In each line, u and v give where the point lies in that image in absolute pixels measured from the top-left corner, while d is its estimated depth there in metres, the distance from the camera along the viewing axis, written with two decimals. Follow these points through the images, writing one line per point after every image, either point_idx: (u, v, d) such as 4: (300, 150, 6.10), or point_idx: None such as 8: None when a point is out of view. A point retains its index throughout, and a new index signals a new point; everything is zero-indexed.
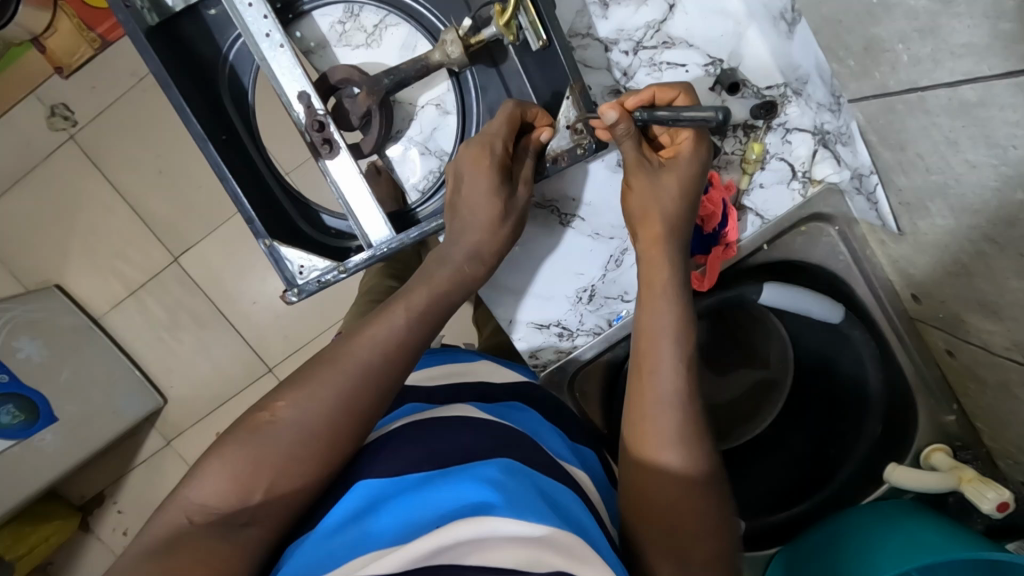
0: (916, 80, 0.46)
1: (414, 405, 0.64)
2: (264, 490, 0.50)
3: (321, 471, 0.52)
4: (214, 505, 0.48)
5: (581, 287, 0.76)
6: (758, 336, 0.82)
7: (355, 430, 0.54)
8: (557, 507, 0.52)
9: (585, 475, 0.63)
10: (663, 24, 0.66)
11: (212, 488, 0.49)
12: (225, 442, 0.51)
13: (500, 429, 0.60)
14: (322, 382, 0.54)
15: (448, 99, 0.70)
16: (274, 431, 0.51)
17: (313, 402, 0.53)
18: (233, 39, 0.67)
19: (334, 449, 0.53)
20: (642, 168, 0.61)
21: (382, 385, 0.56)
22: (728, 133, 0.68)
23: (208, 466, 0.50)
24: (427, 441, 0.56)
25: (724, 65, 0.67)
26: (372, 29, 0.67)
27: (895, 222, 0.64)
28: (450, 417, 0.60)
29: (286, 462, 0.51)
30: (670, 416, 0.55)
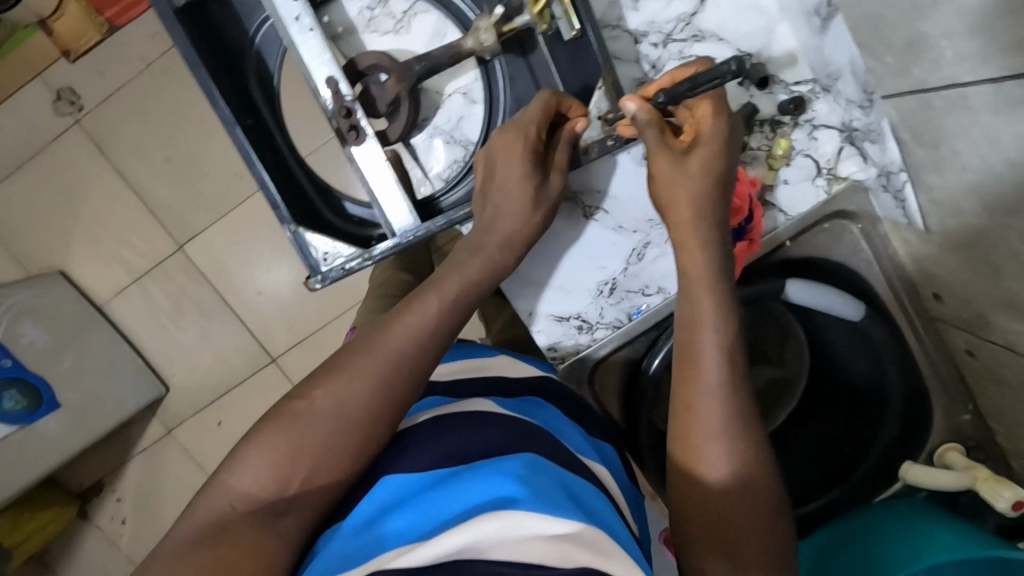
0: (959, 76, 0.46)
1: (435, 398, 0.64)
2: (303, 479, 0.50)
3: (352, 459, 0.52)
4: (254, 493, 0.49)
5: (603, 281, 0.76)
6: (777, 338, 0.81)
7: (386, 419, 0.54)
8: (582, 502, 0.51)
9: (605, 470, 0.63)
10: (694, 17, 0.66)
11: (252, 476, 0.50)
12: (262, 430, 0.52)
13: (522, 425, 0.59)
14: (358, 374, 0.54)
15: (475, 88, 0.69)
16: (313, 416, 0.52)
17: (347, 389, 0.53)
18: (260, 22, 0.67)
19: (365, 437, 0.53)
20: (664, 151, 0.60)
21: (413, 374, 0.56)
22: (755, 128, 0.68)
23: (247, 453, 0.51)
24: (451, 437, 0.55)
25: (754, 60, 0.66)
26: (400, 16, 0.67)
27: (922, 219, 0.64)
28: (472, 411, 0.60)
29: (323, 453, 0.51)
30: (716, 403, 0.54)
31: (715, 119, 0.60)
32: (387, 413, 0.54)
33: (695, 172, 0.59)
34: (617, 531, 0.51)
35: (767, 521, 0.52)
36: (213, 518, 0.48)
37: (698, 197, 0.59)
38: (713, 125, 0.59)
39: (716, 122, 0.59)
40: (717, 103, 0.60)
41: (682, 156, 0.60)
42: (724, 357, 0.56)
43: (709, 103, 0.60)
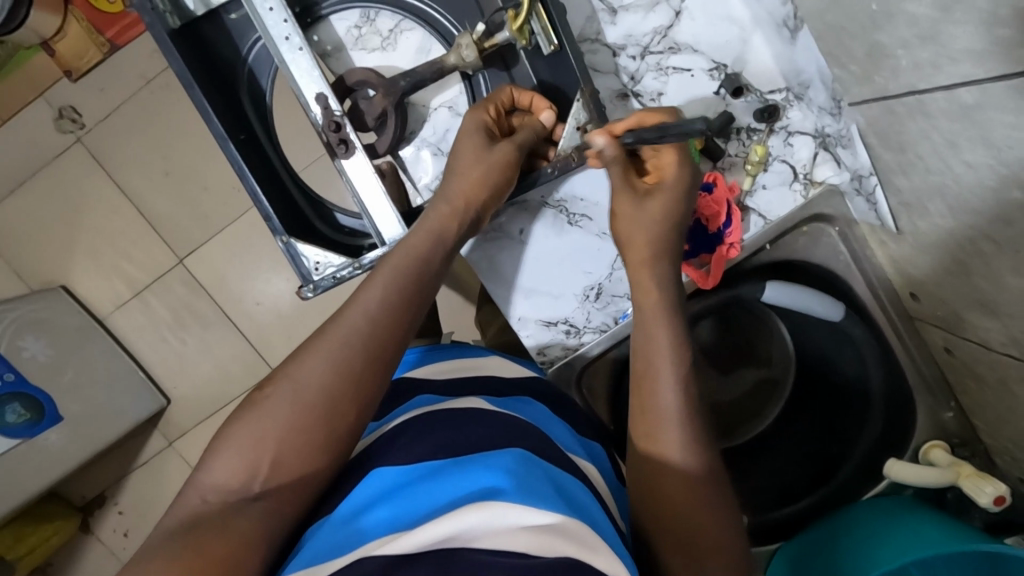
0: (916, 84, 0.48)
1: (427, 397, 0.66)
2: (269, 465, 0.52)
3: (317, 441, 0.53)
4: (226, 485, 0.51)
5: (588, 286, 0.78)
6: (761, 336, 0.83)
7: (351, 401, 0.55)
8: (568, 494, 0.53)
9: (593, 468, 0.65)
10: (670, 30, 0.68)
11: (222, 470, 0.52)
12: (232, 427, 0.54)
13: (510, 421, 0.61)
14: (313, 355, 0.56)
15: (460, 101, 0.72)
16: (271, 404, 0.54)
17: (300, 373, 0.55)
18: (252, 41, 0.69)
19: (326, 418, 0.54)
20: (626, 192, 0.65)
21: (369, 351, 0.57)
22: (732, 136, 0.71)
23: (220, 452, 0.53)
24: (442, 431, 0.57)
25: (728, 70, 0.69)
26: (387, 33, 0.69)
27: (894, 221, 0.66)
28: (466, 410, 0.62)
29: (285, 438, 0.53)
30: (671, 398, 0.57)
31: (678, 168, 0.65)
32: (348, 403, 0.55)
33: (655, 213, 0.64)
34: (603, 525, 0.53)
35: (719, 523, 0.54)
36: (189, 512, 0.50)
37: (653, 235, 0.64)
38: (675, 174, 0.65)
39: (678, 171, 0.65)
40: (681, 153, 0.64)
41: (642, 199, 0.65)
42: (676, 366, 0.58)
43: (674, 152, 0.65)
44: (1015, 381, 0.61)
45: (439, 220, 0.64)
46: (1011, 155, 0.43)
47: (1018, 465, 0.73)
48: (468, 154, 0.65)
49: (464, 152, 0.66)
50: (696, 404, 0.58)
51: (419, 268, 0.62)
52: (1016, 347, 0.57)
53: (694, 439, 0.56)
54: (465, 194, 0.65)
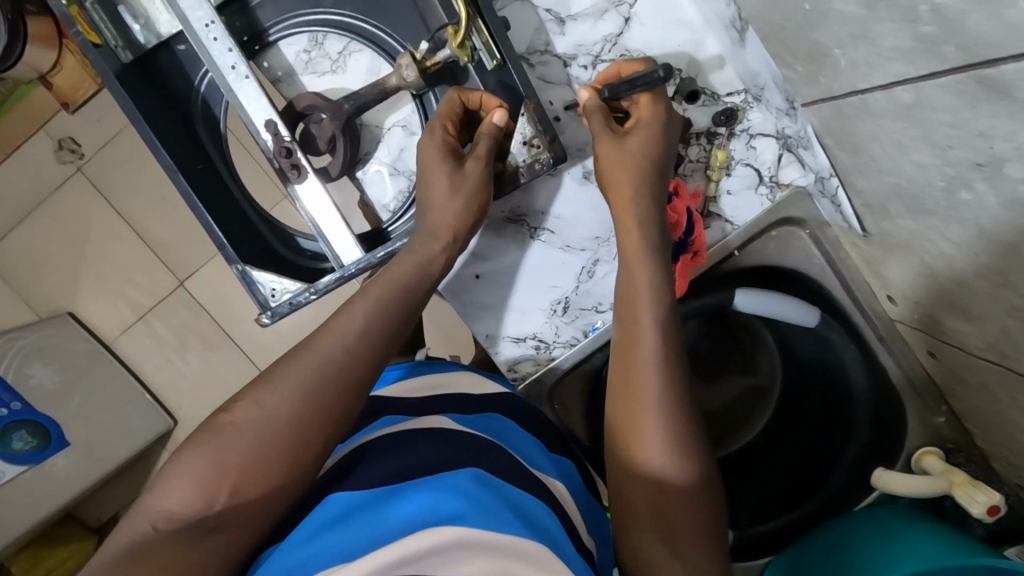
0: (857, 83, 0.46)
1: (395, 417, 0.64)
2: (228, 494, 0.50)
3: (279, 471, 0.51)
4: (177, 512, 0.48)
5: (556, 300, 0.76)
6: (745, 342, 0.83)
7: (319, 433, 0.53)
8: (528, 515, 0.52)
9: (559, 486, 0.64)
10: (620, 37, 0.67)
11: (176, 496, 0.49)
12: (189, 452, 0.51)
13: (470, 439, 0.60)
14: (285, 379, 0.54)
15: (413, 120, 0.71)
16: (235, 432, 0.51)
17: (267, 399, 0.53)
18: (202, 72, 0.70)
19: (292, 447, 0.52)
20: (606, 135, 0.62)
21: (341, 383, 0.55)
22: (692, 141, 0.69)
23: (171, 476, 0.50)
24: (398, 455, 0.55)
25: (683, 74, 0.67)
26: (336, 56, 0.69)
27: (859, 223, 0.64)
28: (425, 430, 0.60)
29: (248, 465, 0.50)
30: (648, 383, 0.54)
31: (654, 107, 0.63)
32: (319, 428, 0.53)
33: (636, 152, 0.62)
34: (562, 545, 0.51)
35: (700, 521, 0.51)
36: (135, 538, 0.47)
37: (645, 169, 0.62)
38: (652, 109, 0.63)
39: (656, 108, 0.63)
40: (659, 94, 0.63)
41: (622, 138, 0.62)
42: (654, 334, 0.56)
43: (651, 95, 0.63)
44: (997, 386, 0.58)
45: (428, 255, 0.65)
46: (955, 155, 0.40)
47: (1013, 472, 0.68)
48: (431, 164, 0.65)
49: (424, 170, 0.66)
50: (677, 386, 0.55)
51: (394, 295, 0.61)
52: (992, 351, 0.54)
53: (672, 416, 0.54)
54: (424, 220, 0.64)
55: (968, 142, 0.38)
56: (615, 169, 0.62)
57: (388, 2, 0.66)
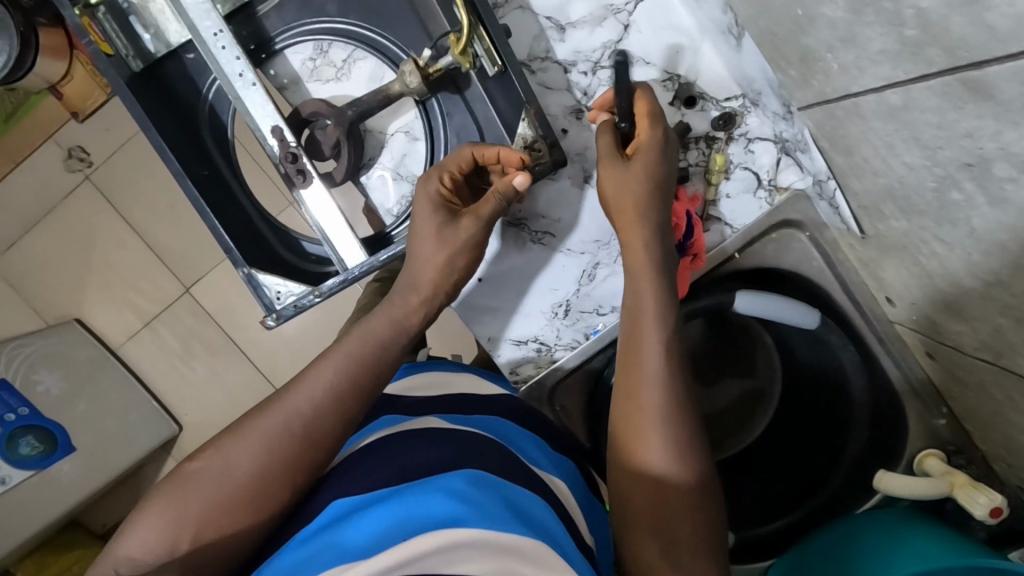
0: (848, 87, 0.47)
1: (391, 417, 0.64)
2: (188, 543, 0.51)
3: (240, 521, 0.53)
4: (142, 559, 0.51)
5: (557, 302, 0.77)
6: (743, 344, 0.83)
7: (282, 486, 0.54)
8: (527, 514, 0.52)
9: (561, 484, 0.65)
10: (620, 44, 0.68)
11: (140, 542, 0.51)
12: (155, 500, 0.53)
13: (468, 439, 0.60)
14: (252, 431, 0.56)
15: (416, 126, 0.72)
16: (199, 479, 0.54)
17: (233, 451, 0.55)
18: (210, 80, 0.71)
19: (254, 499, 0.53)
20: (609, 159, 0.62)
21: (303, 436, 0.56)
22: (691, 146, 0.70)
23: (138, 522, 0.52)
24: (395, 456, 0.56)
25: (681, 80, 0.68)
26: (341, 63, 0.70)
27: (856, 224, 0.64)
28: (423, 430, 0.61)
29: (207, 516, 0.52)
30: (654, 395, 0.55)
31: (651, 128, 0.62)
32: (281, 483, 0.54)
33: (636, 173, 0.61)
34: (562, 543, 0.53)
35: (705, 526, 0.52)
36: None
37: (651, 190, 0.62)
38: (650, 134, 0.62)
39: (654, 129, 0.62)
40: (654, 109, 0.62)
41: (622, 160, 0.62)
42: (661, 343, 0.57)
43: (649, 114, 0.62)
44: (993, 387, 0.58)
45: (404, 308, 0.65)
46: (944, 156, 0.41)
47: (1014, 474, 0.68)
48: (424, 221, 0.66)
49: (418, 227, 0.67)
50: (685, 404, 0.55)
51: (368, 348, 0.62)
52: (988, 351, 0.54)
53: (677, 428, 0.54)
54: (432, 283, 0.66)
55: (956, 143, 0.39)
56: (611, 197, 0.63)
57: (388, 10, 0.68)
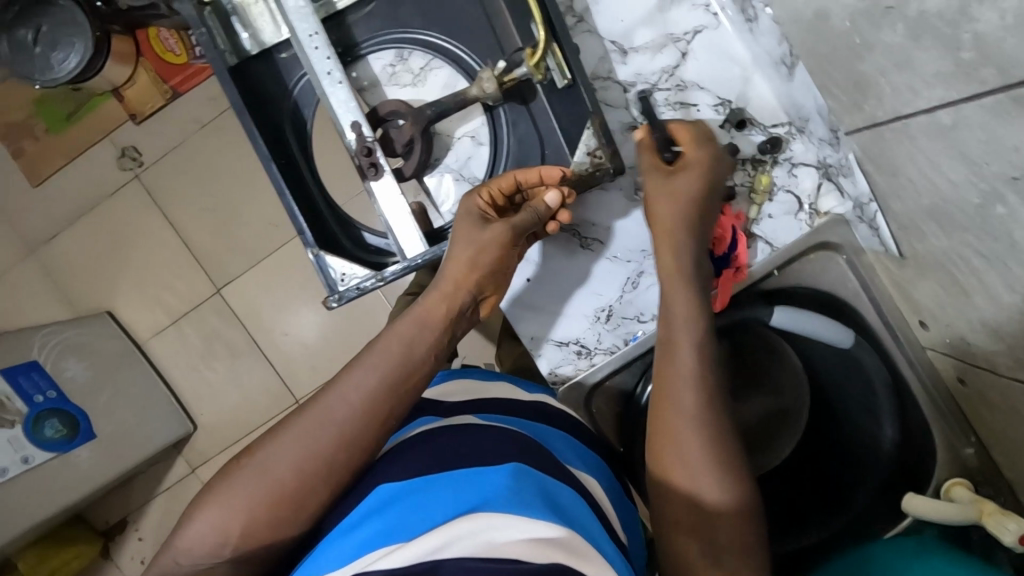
0: (900, 109, 0.52)
1: (427, 417, 0.67)
2: (234, 542, 0.56)
3: (279, 521, 0.57)
4: (193, 555, 0.56)
5: (600, 307, 0.81)
6: (769, 362, 0.84)
7: (314, 489, 0.57)
8: (562, 507, 0.55)
9: (596, 484, 0.67)
10: (677, 69, 0.74)
11: (191, 539, 0.56)
12: (202, 503, 0.58)
13: (503, 435, 0.63)
14: (284, 436, 0.59)
15: (482, 131, 0.79)
16: (243, 476, 0.57)
17: (268, 455, 0.58)
18: (298, 76, 0.77)
19: (290, 500, 0.57)
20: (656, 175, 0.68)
21: (330, 439, 0.58)
22: (739, 167, 0.75)
23: (189, 522, 0.57)
24: (430, 449, 0.59)
25: (733, 105, 0.74)
26: (418, 70, 0.77)
27: (896, 245, 0.68)
28: (456, 426, 0.64)
29: (249, 517, 0.56)
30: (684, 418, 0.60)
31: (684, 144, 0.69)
32: (312, 485, 0.57)
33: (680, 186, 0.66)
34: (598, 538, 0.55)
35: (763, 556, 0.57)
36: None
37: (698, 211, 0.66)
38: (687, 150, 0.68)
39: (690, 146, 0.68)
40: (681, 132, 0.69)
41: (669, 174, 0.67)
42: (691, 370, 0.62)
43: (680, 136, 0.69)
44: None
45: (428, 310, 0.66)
46: (990, 171, 0.45)
47: None
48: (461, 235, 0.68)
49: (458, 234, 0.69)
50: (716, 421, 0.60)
51: (395, 351, 0.63)
52: (1021, 370, 0.57)
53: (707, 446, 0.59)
54: (456, 279, 0.67)
55: (1003, 157, 0.43)
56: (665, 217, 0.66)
57: (462, 24, 0.75)
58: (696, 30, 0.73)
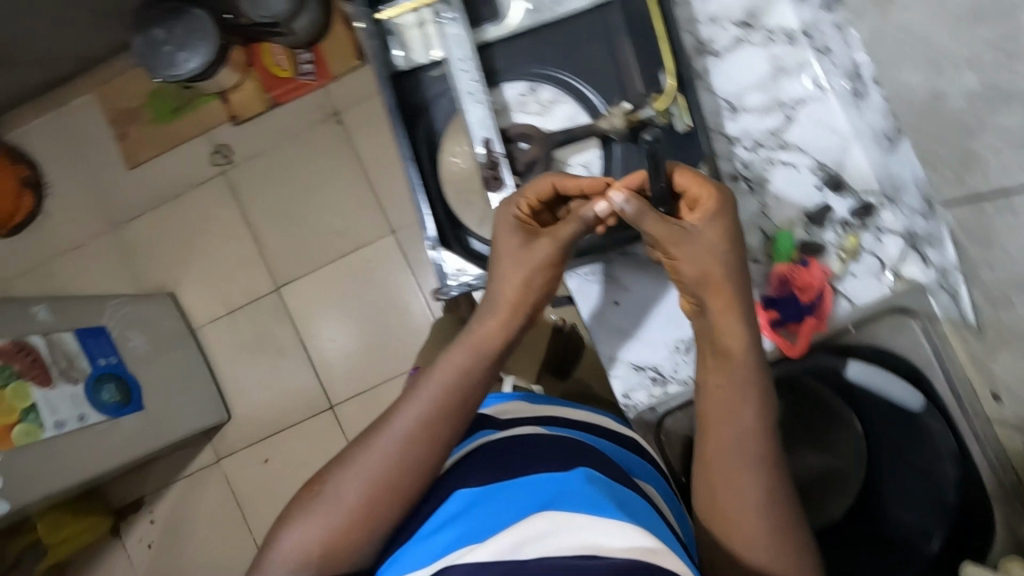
0: (1005, 184, 0.58)
1: (487, 429, 0.86)
2: (318, 551, 0.77)
3: (358, 532, 0.78)
4: (293, 557, 0.78)
5: (680, 340, 0.95)
6: (832, 424, 0.89)
7: (385, 503, 0.78)
8: (626, 508, 0.67)
9: (655, 489, 0.81)
10: (781, 131, 0.88)
11: (290, 548, 0.78)
12: (295, 520, 0.80)
13: (560, 443, 0.79)
14: (358, 464, 0.80)
15: (593, 162, 0.93)
16: (316, 503, 0.79)
17: (343, 481, 0.80)
18: (440, 92, 0.97)
19: (365, 515, 0.78)
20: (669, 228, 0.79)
21: (393, 462, 0.79)
22: (829, 226, 0.88)
23: (290, 532, 0.79)
24: (505, 457, 0.77)
25: (830, 170, 0.87)
26: (545, 103, 0.94)
27: (974, 314, 0.75)
28: (522, 435, 0.81)
29: (332, 529, 0.78)
30: (734, 438, 0.76)
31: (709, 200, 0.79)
32: (383, 500, 0.78)
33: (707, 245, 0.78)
34: (660, 531, 0.67)
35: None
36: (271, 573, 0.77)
37: (724, 263, 0.78)
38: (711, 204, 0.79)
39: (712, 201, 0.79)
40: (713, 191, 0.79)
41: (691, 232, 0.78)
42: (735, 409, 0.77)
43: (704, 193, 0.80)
44: None
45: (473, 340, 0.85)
46: None
47: None
48: (516, 263, 0.85)
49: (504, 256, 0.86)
50: (751, 447, 0.75)
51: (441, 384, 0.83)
52: None
53: (744, 465, 0.74)
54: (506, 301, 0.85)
55: None
56: (691, 272, 0.78)
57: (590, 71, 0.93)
58: (803, 100, 0.87)
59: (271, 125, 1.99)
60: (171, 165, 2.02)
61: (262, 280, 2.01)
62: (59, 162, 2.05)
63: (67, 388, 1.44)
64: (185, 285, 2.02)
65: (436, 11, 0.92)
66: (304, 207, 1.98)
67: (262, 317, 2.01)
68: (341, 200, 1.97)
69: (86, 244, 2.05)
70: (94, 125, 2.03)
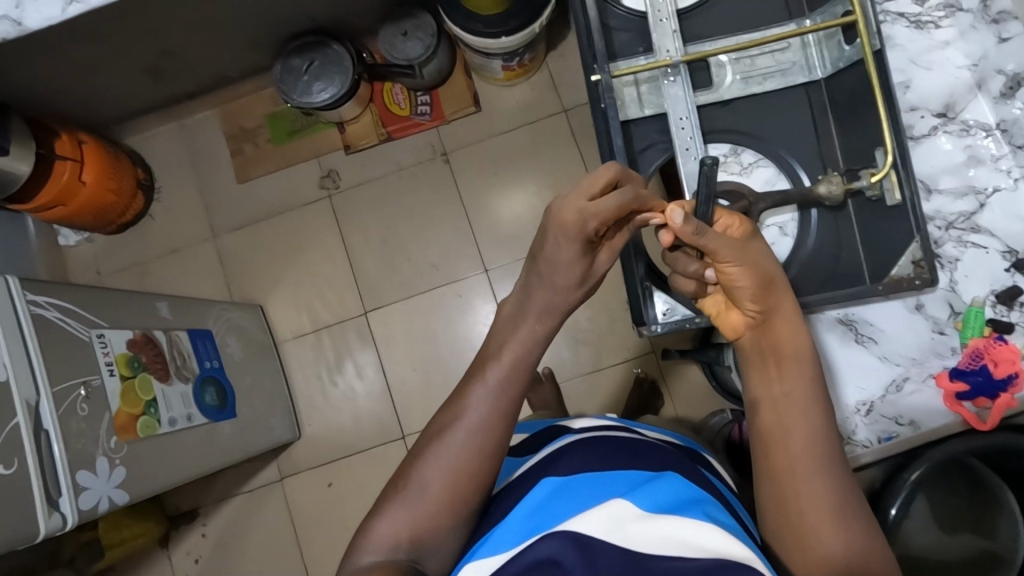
0: None
1: (564, 435, 1.02)
2: (410, 537, 0.83)
3: (446, 520, 0.84)
4: (387, 543, 0.82)
5: (862, 400, 1.07)
6: (990, 511, 1.12)
7: (471, 491, 0.86)
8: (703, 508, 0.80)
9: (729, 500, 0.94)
10: (974, 216, 1.06)
11: (381, 536, 0.83)
12: (385, 510, 0.85)
13: (627, 452, 0.93)
14: (441, 454, 0.86)
15: (788, 225, 1.14)
16: (406, 494, 0.85)
17: (429, 471, 0.85)
18: (646, 144, 1.15)
19: (453, 504, 0.85)
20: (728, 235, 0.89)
21: (477, 453, 0.86)
22: (1017, 306, 1.02)
23: (382, 519, 0.84)
24: (585, 458, 0.91)
25: (1017, 254, 1.04)
26: (746, 164, 1.15)
27: None
28: (596, 441, 0.96)
29: (424, 516, 0.83)
30: (800, 436, 0.83)
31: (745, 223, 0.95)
32: (470, 490, 0.86)
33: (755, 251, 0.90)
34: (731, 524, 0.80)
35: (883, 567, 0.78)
36: (366, 556, 0.82)
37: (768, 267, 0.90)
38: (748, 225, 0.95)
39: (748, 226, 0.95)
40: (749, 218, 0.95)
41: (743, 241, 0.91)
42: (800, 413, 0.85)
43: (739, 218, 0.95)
44: None
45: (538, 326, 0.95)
46: None
47: None
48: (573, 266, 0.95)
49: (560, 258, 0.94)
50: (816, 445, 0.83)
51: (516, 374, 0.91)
52: None
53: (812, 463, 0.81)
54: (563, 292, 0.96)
55: None
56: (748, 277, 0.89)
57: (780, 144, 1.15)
58: (993, 193, 1.06)
59: (381, 157, 2.07)
60: (279, 183, 2.10)
61: (350, 302, 2.05)
62: (172, 170, 2.14)
63: (180, 385, 1.43)
64: (274, 299, 2.06)
65: (664, 73, 1.10)
66: (404, 235, 2.05)
67: (346, 338, 2.03)
68: (439, 234, 2.04)
69: (185, 249, 2.11)
70: (212, 139, 2.13)
